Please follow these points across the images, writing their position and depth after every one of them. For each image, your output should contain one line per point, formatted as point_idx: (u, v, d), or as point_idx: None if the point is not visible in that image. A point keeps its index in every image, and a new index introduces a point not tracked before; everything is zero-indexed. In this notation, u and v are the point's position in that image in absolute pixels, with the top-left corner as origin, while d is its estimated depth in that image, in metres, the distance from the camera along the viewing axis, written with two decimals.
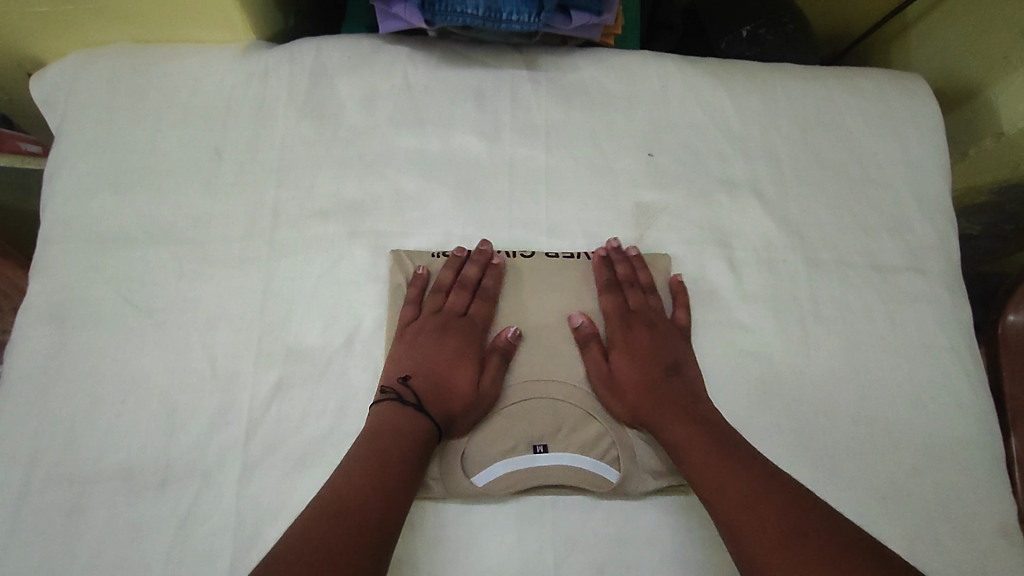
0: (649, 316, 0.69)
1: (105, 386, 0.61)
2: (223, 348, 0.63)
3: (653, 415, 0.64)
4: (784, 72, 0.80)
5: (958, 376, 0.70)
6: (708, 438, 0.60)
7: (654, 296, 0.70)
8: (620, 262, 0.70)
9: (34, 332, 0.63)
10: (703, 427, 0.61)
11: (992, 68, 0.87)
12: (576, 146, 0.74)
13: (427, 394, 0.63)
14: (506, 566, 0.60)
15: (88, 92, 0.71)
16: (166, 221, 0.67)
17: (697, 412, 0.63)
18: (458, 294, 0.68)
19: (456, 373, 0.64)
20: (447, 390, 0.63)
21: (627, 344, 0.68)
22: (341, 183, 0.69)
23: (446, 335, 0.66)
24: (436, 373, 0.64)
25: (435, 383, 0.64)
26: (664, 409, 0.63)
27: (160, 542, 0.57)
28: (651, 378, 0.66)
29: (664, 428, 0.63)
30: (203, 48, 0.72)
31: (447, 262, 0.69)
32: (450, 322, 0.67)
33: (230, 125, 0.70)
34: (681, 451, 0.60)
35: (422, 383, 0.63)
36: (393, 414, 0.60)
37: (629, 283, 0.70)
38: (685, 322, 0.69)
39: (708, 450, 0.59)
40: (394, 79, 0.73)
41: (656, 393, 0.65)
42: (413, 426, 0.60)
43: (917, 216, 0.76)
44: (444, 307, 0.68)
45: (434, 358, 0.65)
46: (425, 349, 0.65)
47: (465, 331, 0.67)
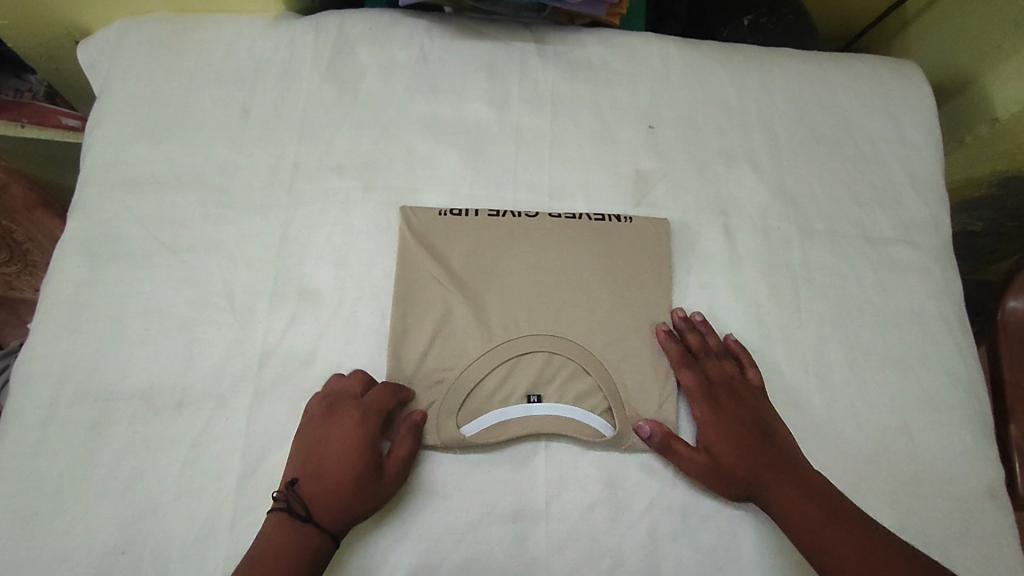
0: (730, 385, 0.66)
1: (132, 315, 0.66)
2: (241, 287, 0.67)
3: (764, 493, 0.61)
4: (781, 55, 0.84)
5: (946, 344, 0.72)
6: (824, 512, 0.58)
7: (728, 360, 0.68)
8: (690, 331, 0.69)
9: (68, 263, 0.67)
10: (808, 497, 0.59)
11: (987, 57, 0.90)
12: (580, 115, 0.78)
13: (315, 497, 0.58)
14: (497, 505, 0.62)
15: (130, 54, 0.77)
16: (195, 171, 0.72)
17: (801, 479, 0.61)
18: (351, 382, 0.63)
19: (347, 468, 0.59)
20: (335, 493, 0.58)
21: (717, 420, 0.64)
22: (357, 142, 0.74)
23: (336, 426, 0.60)
24: (323, 471, 0.59)
25: (323, 485, 0.58)
26: (774, 488, 0.60)
27: (175, 456, 0.61)
28: (752, 453, 0.62)
29: (779, 505, 0.60)
30: (236, 18, 0.78)
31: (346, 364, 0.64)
32: (339, 405, 0.61)
33: (258, 86, 0.76)
34: (800, 532, 0.59)
35: (312, 487, 0.58)
36: (280, 528, 0.56)
37: (702, 352, 0.68)
38: (759, 381, 0.67)
39: (820, 521, 0.58)
40: (411, 49, 0.78)
41: (761, 469, 0.61)
42: (301, 542, 0.56)
43: (909, 192, 0.78)
44: (334, 391, 0.62)
45: (319, 453, 0.60)
46: (312, 443, 0.60)
47: (354, 416, 0.61)
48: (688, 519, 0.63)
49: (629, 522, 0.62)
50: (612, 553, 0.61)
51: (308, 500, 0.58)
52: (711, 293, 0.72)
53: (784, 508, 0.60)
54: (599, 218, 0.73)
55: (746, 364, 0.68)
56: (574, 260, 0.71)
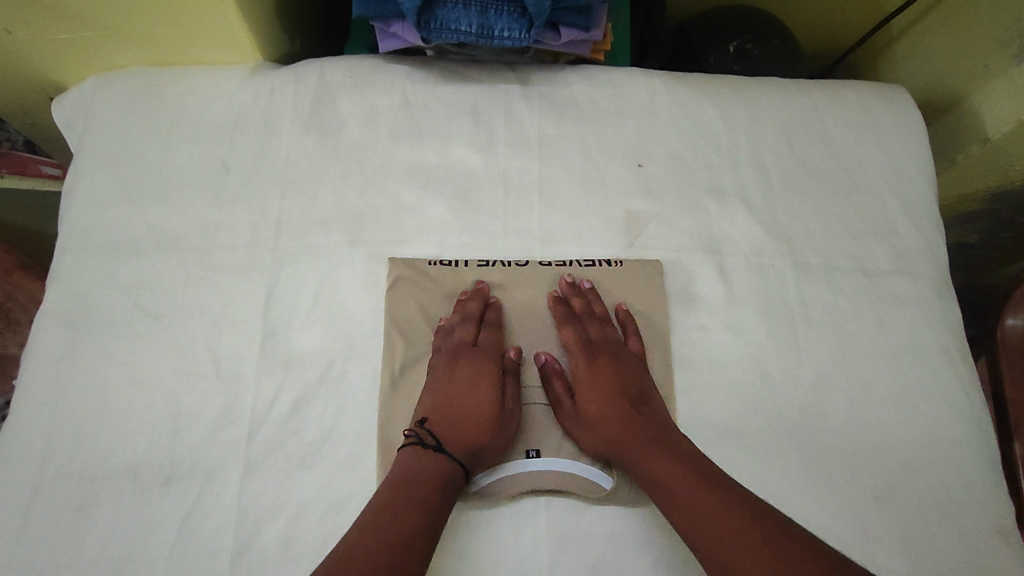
0: (607, 347, 0.68)
1: (115, 388, 0.64)
2: (228, 351, 0.66)
3: (620, 446, 0.63)
4: (768, 86, 0.83)
5: (949, 377, 0.71)
6: (679, 467, 0.59)
7: (609, 326, 0.70)
8: (575, 296, 0.70)
9: (49, 336, 0.66)
10: (667, 449, 0.61)
11: (975, 76, 0.88)
12: (568, 157, 0.77)
13: (449, 429, 0.63)
14: (499, 568, 0.60)
15: (105, 113, 0.75)
16: (176, 232, 0.70)
17: (662, 438, 0.62)
18: (466, 327, 0.67)
19: (480, 401, 0.64)
20: (472, 426, 0.63)
21: (592, 377, 0.67)
22: (341, 194, 0.72)
23: (456, 368, 0.66)
24: (455, 409, 0.64)
25: (457, 420, 0.63)
26: (631, 439, 0.62)
27: (164, 536, 0.59)
28: (617, 408, 0.65)
29: (633, 459, 0.61)
30: (214, 70, 0.77)
31: (451, 306, 0.69)
32: (461, 354, 0.66)
33: (239, 141, 0.74)
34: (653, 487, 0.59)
35: (440, 422, 0.63)
36: (413, 462, 0.60)
37: (585, 315, 0.69)
38: (639, 350, 0.69)
39: (676, 471, 0.59)
40: (393, 96, 0.77)
41: (623, 422, 0.64)
42: (441, 466, 0.60)
43: (903, 221, 0.77)
44: (456, 341, 0.67)
45: (444, 395, 0.65)
46: (435, 388, 0.65)
47: (477, 357, 0.66)
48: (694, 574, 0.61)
49: None
50: None
51: (437, 432, 0.62)
52: (707, 336, 0.71)
53: (644, 460, 0.61)
54: (589, 265, 0.72)
55: (630, 333, 0.70)
56: (566, 309, 0.70)
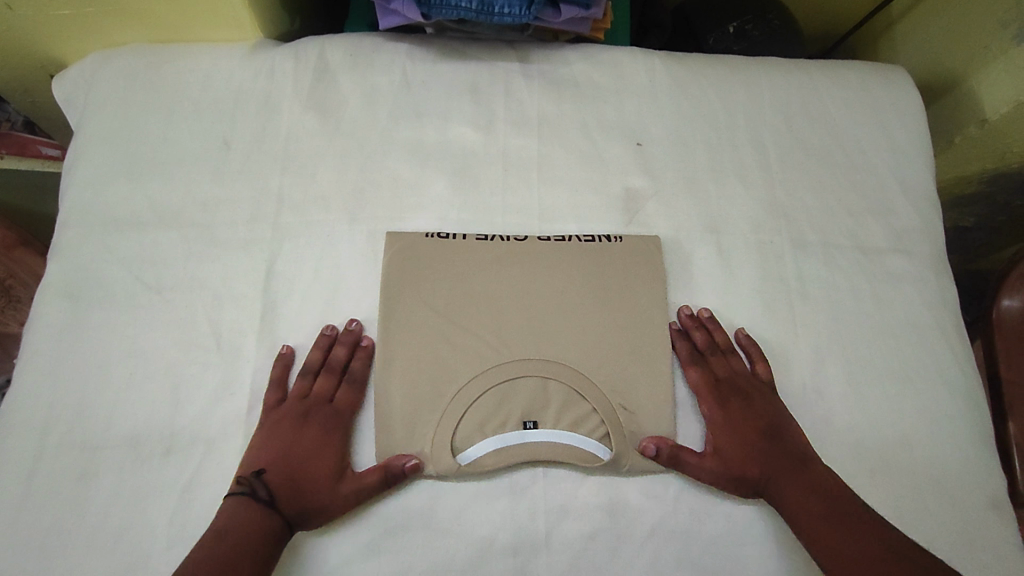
0: (735, 383, 0.68)
1: (116, 360, 0.64)
2: (228, 324, 0.66)
3: (762, 480, 0.63)
4: (767, 65, 0.83)
5: (944, 353, 0.72)
6: (828, 507, 0.59)
7: (734, 358, 0.69)
8: (696, 330, 0.70)
9: (49, 308, 0.66)
10: (815, 492, 0.61)
11: (974, 59, 0.89)
12: (567, 135, 0.77)
13: (283, 483, 0.59)
14: (497, 536, 0.60)
15: (106, 89, 0.75)
16: (177, 206, 0.71)
17: (809, 478, 0.62)
18: (326, 378, 0.65)
19: (316, 463, 0.61)
20: (307, 486, 0.59)
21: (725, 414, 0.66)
22: (341, 170, 0.73)
23: (306, 425, 0.62)
24: (294, 463, 0.61)
25: (294, 477, 0.60)
26: (777, 477, 0.62)
27: (165, 505, 0.59)
28: (752, 445, 0.64)
29: (779, 495, 0.62)
30: (215, 47, 0.77)
31: (316, 342, 0.66)
32: (314, 410, 0.63)
33: (239, 117, 0.74)
34: (802, 524, 0.60)
35: (277, 477, 0.59)
36: (240, 511, 0.57)
37: (709, 350, 0.69)
38: (767, 376, 0.68)
39: (826, 517, 0.59)
40: (393, 74, 0.77)
41: (766, 460, 0.63)
42: (263, 527, 0.56)
43: (901, 200, 0.78)
44: (311, 394, 0.64)
45: (290, 450, 0.61)
46: (281, 440, 0.61)
47: (328, 419, 0.63)
48: (691, 544, 0.61)
49: (631, 550, 0.61)
50: None
51: (273, 487, 0.59)
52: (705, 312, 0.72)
53: (795, 504, 0.61)
54: (589, 240, 0.72)
55: (754, 360, 0.69)
56: (567, 282, 0.70)
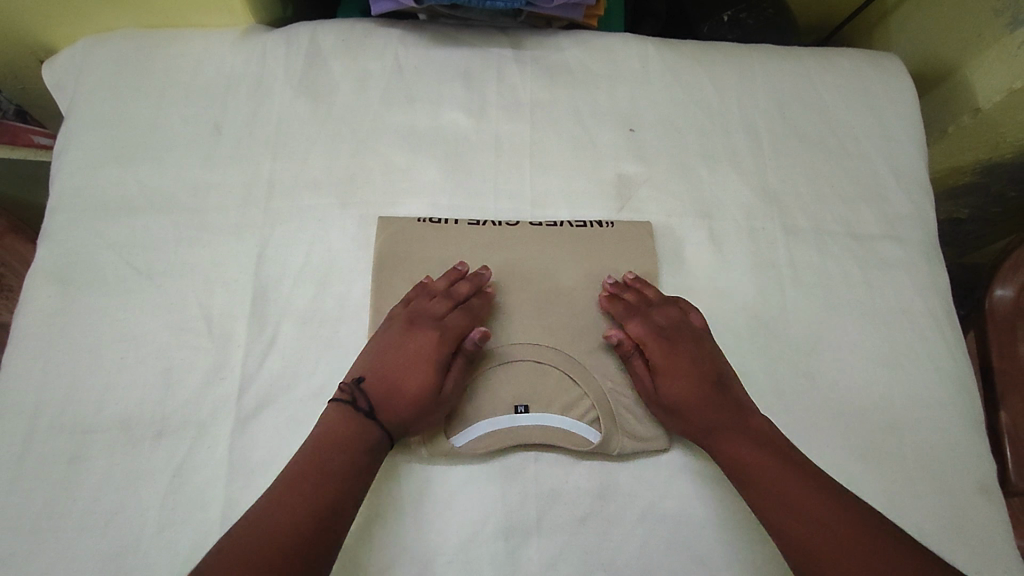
0: (678, 332, 0.65)
1: (107, 344, 0.64)
2: (219, 308, 0.66)
3: (711, 426, 0.61)
4: (760, 53, 0.83)
5: (935, 339, 0.72)
6: (773, 461, 0.57)
7: (668, 308, 0.67)
8: (627, 290, 0.68)
9: (39, 292, 0.66)
10: (759, 444, 0.59)
11: (966, 47, 0.89)
12: (560, 121, 0.77)
13: (388, 396, 0.60)
14: (489, 520, 0.60)
15: (96, 74, 0.75)
16: (168, 190, 0.70)
17: (752, 430, 0.60)
18: (439, 302, 0.64)
19: (413, 374, 0.61)
20: (404, 400, 0.60)
21: (667, 360, 0.64)
22: (333, 155, 0.73)
23: (413, 336, 0.63)
24: (392, 372, 0.61)
25: (395, 388, 0.60)
26: (716, 428, 0.60)
27: (155, 489, 0.59)
28: (699, 396, 0.62)
29: (727, 443, 0.60)
30: (206, 32, 0.77)
31: (445, 273, 0.67)
32: (418, 325, 0.63)
33: (231, 101, 0.74)
34: (748, 473, 0.58)
35: (376, 386, 0.60)
36: (340, 424, 0.58)
37: (643, 305, 0.67)
38: (702, 325, 0.67)
39: (767, 472, 0.57)
40: (385, 59, 0.76)
41: (707, 408, 0.61)
42: (353, 440, 0.58)
43: (893, 186, 0.78)
44: (420, 310, 0.64)
45: (393, 362, 0.62)
46: (391, 354, 0.62)
47: (436, 335, 0.63)
48: (682, 527, 0.61)
49: (623, 533, 0.61)
50: (606, 566, 0.60)
51: (372, 396, 0.60)
52: (697, 297, 0.72)
53: (737, 456, 0.59)
54: (581, 225, 0.72)
55: (688, 309, 0.67)
56: (558, 267, 0.70)
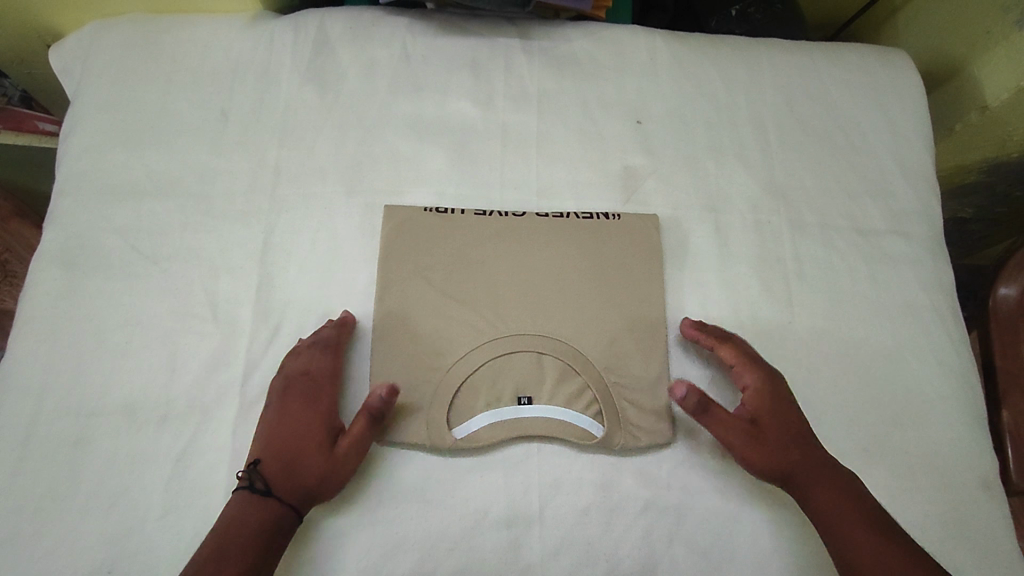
0: (770, 370, 0.65)
1: (112, 328, 0.64)
2: (225, 295, 0.66)
3: (803, 473, 0.60)
4: (768, 47, 0.82)
5: (939, 336, 0.72)
6: (866, 517, 0.57)
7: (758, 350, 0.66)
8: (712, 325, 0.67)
9: (46, 275, 0.66)
10: (850, 497, 0.59)
11: (974, 44, 0.89)
12: (567, 112, 0.77)
13: (281, 462, 0.58)
14: (491, 509, 0.60)
15: (103, 58, 0.75)
16: (174, 176, 0.70)
17: (842, 481, 0.60)
18: (300, 356, 0.62)
19: (304, 437, 0.59)
20: (299, 467, 0.58)
21: (760, 401, 0.63)
22: (340, 144, 0.72)
23: (287, 402, 0.60)
24: (283, 442, 0.59)
25: (286, 458, 0.58)
26: (811, 474, 0.60)
27: (159, 473, 0.59)
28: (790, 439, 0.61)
29: (817, 497, 0.59)
30: (213, 18, 0.77)
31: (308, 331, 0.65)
32: (291, 388, 0.61)
33: (238, 88, 0.74)
34: (842, 532, 0.57)
35: (271, 464, 0.58)
36: (242, 510, 0.55)
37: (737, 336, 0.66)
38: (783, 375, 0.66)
39: (859, 526, 0.57)
40: (393, 48, 0.76)
41: (799, 453, 0.61)
42: (265, 519, 0.55)
43: (900, 183, 0.78)
44: (290, 373, 0.62)
45: (279, 433, 0.59)
46: (272, 429, 0.60)
47: (313, 390, 0.61)
48: (683, 520, 0.61)
49: (624, 524, 0.61)
50: (607, 557, 0.60)
51: (268, 474, 0.57)
52: (702, 290, 0.71)
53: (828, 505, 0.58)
54: (587, 217, 0.72)
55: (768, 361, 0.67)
56: (564, 260, 0.70)
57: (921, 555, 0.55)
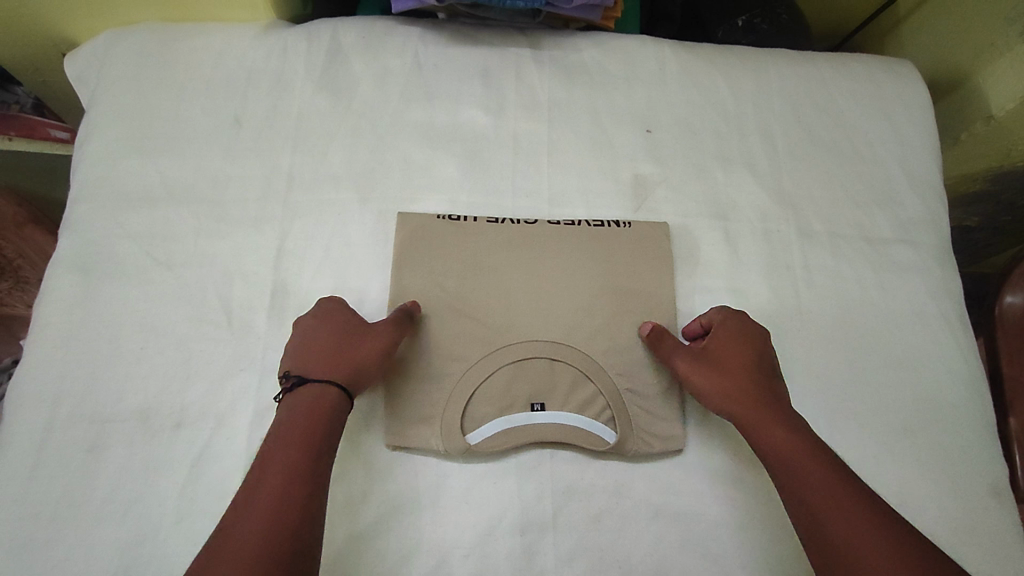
0: (744, 323, 0.65)
1: (128, 334, 0.65)
2: (239, 301, 0.66)
3: (751, 412, 0.60)
4: (776, 56, 0.83)
5: (948, 343, 0.73)
6: (806, 451, 0.56)
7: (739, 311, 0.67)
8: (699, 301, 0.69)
9: (61, 281, 0.66)
10: (795, 433, 0.57)
11: (980, 55, 0.90)
12: (577, 121, 0.77)
13: (318, 370, 0.58)
14: (505, 516, 0.60)
15: (119, 66, 0.76)
16: (189, 183, 0.71)
17: (793, 421, 0.58)
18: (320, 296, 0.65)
19: (336, 336, 0.61)
20: (338, 356, 0.59)
21: (721, 348, 0.64)
22: (353, 152, 0.73)
23: (314, 318, 0.62)
24: (315, 346, 0.60)
25: (321, 354, 0.59)
26: (757, 412, 0.59)
27: (174, 478, 0.59)
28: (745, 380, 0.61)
29: (758, 431, 0.59)
30: (228, 27, 0.78)
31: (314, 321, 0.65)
32: (315, 310, 0.63)
33: (251, 96, 0.75)
34: (781, 461, 0.56)
35: (308, 363, 0.59)
36: (295, 408, 0.55)
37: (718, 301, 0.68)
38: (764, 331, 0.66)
39: (798, 458, 0.55)
40: (405, 57, 0.77)
41: (750, 392, 0.60)
42: (315, 411, 0.56)
43: (907, 192, 0.78)
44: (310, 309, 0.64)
45: (310, 341, 0.60)
46: (303, 340, 0.61)
47: (336, 306, 0.64)
48: (696, 526, 0.61)
49: (637, 531, 0.61)
50: (620, 564, 0.60)
51: (307, 370, 0.58)
52: (712, 298, 0.72)
53: (770, 441, 0.58)
54: (598, 225, 0.73)
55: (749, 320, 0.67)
56: (575, 267, 0.70)
57: (854, 480, 0.54)
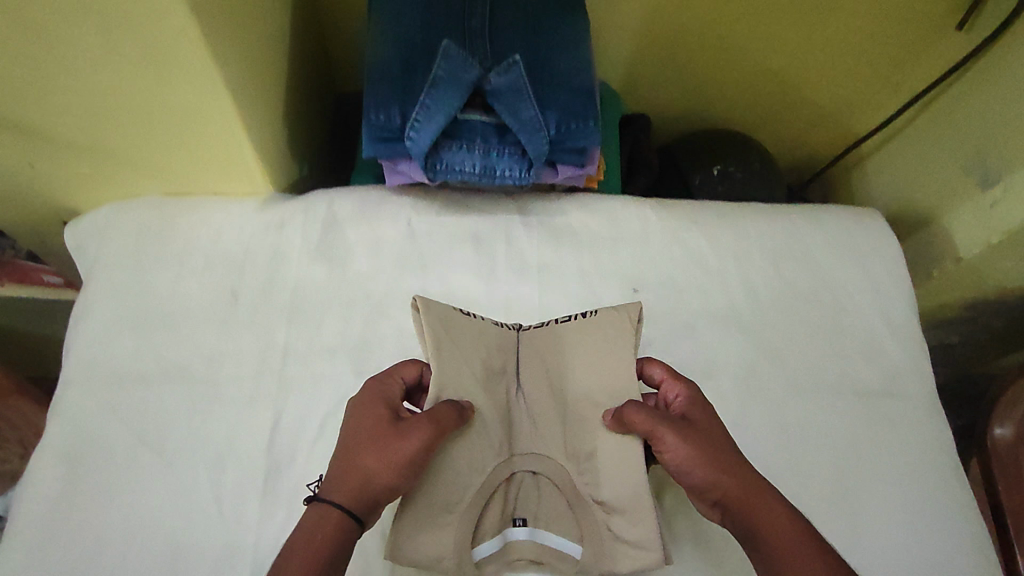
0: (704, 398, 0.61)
1: (113, 530, 0.63)
2: (231, 488, 0.65)
3: (739, 489, 0.55)
4: (752, 211, 0.88)
5: (947, 499, 0.72)
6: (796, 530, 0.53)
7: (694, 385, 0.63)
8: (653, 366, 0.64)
9: (47, 474, 0.65)
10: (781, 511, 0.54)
11: (942, 198, 0.96)
12: (566, 283, 0.80)
13: (337, 480, 0.54)
14: None
15: (118, 241, 0.77)
16: (184, 362, 0.71)
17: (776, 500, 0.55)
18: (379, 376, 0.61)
19: (362, 436, 0.55)
20: (356, 465, 0.54)
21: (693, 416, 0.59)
22: (348, 323, 0.74)
23: (356, 408, 0.58)
24: (346, 443, 0.55)
25: (346, 457, 0.55)
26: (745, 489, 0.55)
27: None
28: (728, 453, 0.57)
29: (755, 518, 0.54)
30: (226, 200, 0.80)
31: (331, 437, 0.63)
32: (360, 396, 0.59)
33: (249, 270, 0.77)
34: (770, 542, 0.52)
35: (333, 468, 0.55)
36: (311, 521, 0.51)
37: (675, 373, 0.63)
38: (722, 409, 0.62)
39: (787, 539, 0.52)
40: (399, 226, 0.80)
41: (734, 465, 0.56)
42: (327, 527, 0.51)
43: (889, 342, 0.81)
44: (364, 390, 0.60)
45: (346, 437, 0.56)
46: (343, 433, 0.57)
47: (377, 395, 0.58)
48: None
49: None
50: None
51: (331, 476, 0.54)
52: None
53: (760, 522, 0.53)
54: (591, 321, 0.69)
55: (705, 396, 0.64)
56: (613, 366, 0.62)
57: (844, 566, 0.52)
